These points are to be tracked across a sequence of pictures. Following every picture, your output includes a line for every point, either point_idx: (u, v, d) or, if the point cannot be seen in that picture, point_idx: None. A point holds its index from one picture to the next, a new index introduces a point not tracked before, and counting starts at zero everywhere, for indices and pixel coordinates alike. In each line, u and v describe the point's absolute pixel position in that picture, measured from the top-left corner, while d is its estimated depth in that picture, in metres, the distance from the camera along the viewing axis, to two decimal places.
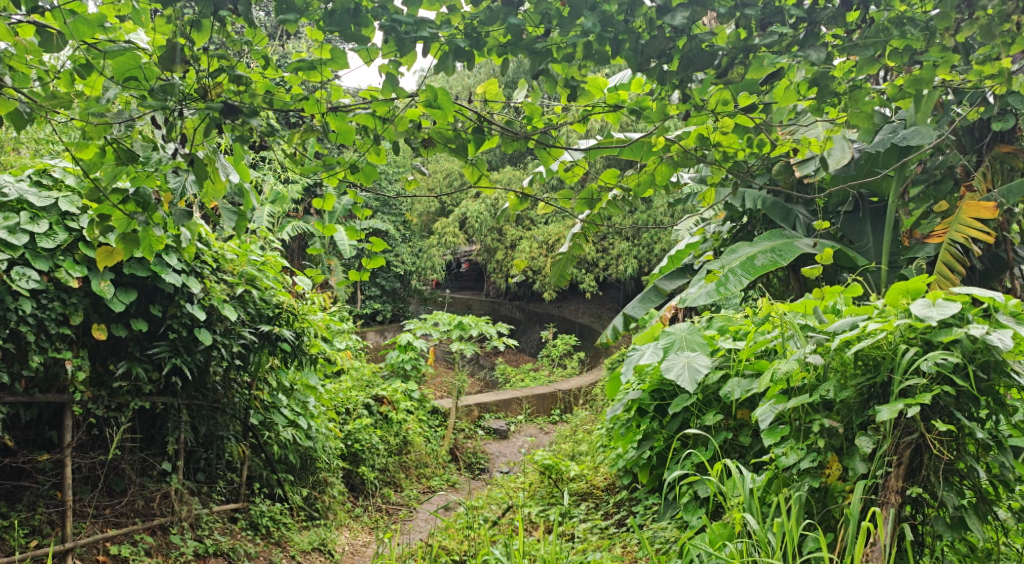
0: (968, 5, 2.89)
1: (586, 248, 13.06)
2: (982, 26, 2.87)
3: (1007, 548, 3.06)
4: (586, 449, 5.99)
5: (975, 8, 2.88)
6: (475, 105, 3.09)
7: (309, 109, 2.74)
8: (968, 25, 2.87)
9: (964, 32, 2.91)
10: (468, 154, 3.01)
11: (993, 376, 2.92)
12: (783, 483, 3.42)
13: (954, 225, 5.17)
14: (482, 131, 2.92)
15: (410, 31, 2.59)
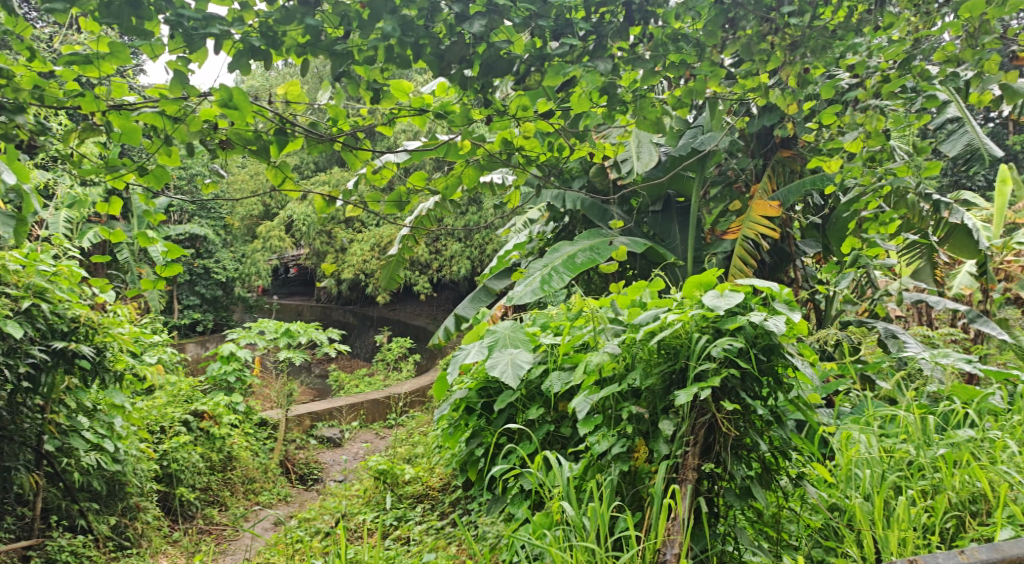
0: (731, 27, 3.15)
1: (419, 249, 13.07)
2: (743, 45, 3.18)
3: (789, 512, 3.41)
4: (422, 451, 5.99)
5: (737, 28, 3.17)
6: (277, 106, 3.06)
7: (86, 106, 2.63)
8: (731, 43, 3.17)
9: (728, 49, 3.21)
10: (270, 156, 2.99)
11: (772, 357, 3.27)
12: (597, 469, 3.59)
13: (746, 222, 5.60)
14: (285, 133, 2.90)
15: (198, 27, 2.64)
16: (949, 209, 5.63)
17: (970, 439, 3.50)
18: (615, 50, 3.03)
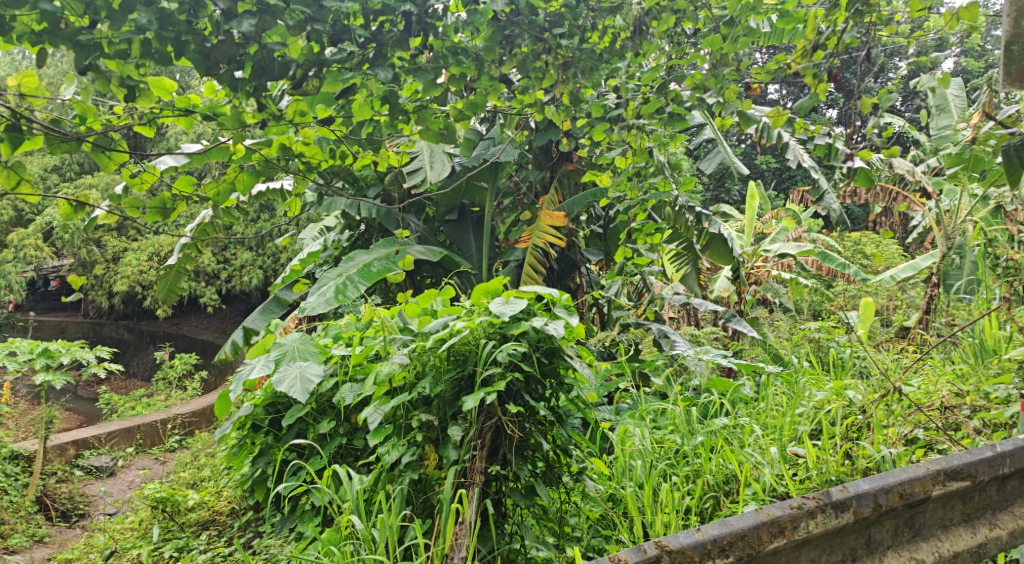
0: (508, 44, 3.33)
1: (204, 257, 12.39)
2: (520, 61, 3.36)
3: (572, 507, 3.55)
4: (207, 474, 5.65)
5: (514, 45, 3.35)
6: (11, 99, 2.82)
7: None
8: (509, 60, 3.34)
9: (506, 65, 3.37)
10: (1, 154, 2.74)
11: (553, 360, 3.43)
12: (388, 480, 3.55)
13: (535, 232, 5.81)
14: (17, 129, 2.69)
15: None
16: (709, 220, 6.21)
17: (724, 426, 3.91)
18: (396, 59, 3.08)
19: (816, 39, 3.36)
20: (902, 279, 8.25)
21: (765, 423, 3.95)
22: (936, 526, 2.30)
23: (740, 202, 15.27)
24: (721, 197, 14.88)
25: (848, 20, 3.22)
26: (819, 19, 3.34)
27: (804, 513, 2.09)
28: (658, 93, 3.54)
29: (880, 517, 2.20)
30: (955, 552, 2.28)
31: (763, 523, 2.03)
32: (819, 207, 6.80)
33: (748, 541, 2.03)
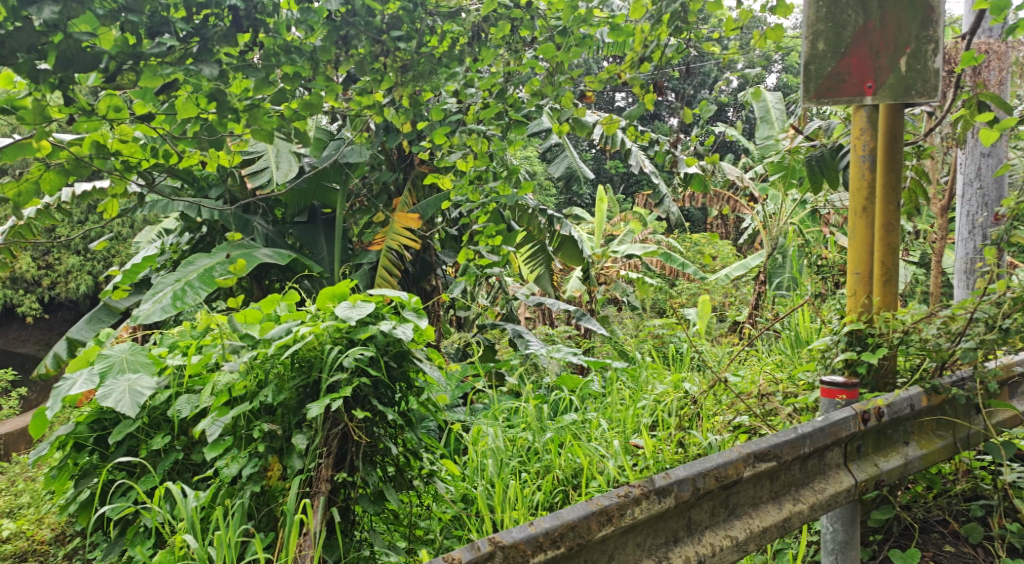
0: (344, 45, 3.29)
1: (22, 263, 11.50)
2: (357, 62, 3.33)
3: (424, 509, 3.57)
4: (27, 500, 5.21)
5: (350, 46, 3.33)
6: None
7: None
8: (346, 61, 3.32)
9: (343, 66, 3.32)
10: None
11: (402, 364, 3.41)
12: (227, 495, 3.35)
13: (390, 233, 5.82)
14: None
15: None
16: (560, 222, 6.47)
17: (574, 422, 4.09)
18: (223, 55, 3.00)
19: (642, 52, 3.57)
20: (736, 277, 8.77)
21: (611, 417, 4.13)
22: (747, 504, 2.46)
23: (587, 204, 15.73)
24: (571, 200, 15.30)
25: (670, 38, 3.48)
26: (646, 34, 3.54)
27: (630, 501, 2.15)
28: (496, 99, 3.64)
29: (699, 499, 2.31)
30: (763, 527, 2.46)
31: (594, 513, 2.06)
32: (658, 209, 7.16)
33: (580, 531, 2.06)
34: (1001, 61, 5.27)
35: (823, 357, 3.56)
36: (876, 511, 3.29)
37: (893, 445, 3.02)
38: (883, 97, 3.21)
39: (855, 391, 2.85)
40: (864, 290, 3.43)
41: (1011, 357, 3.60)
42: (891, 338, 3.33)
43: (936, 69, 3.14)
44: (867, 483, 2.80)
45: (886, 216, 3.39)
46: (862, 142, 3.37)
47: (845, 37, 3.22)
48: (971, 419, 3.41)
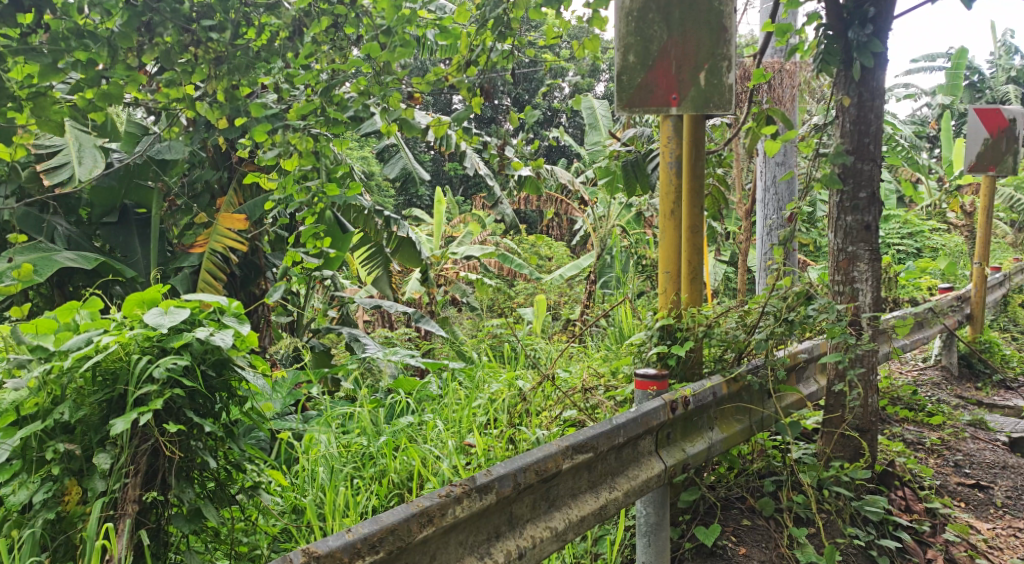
0: (147, 32, 3.06)
1: None
2: (162, 52, 3.13)
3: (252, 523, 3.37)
4: None
5: (154, 34, 3.10)
6: None
7: None
8: (150, 49, 3.09)
9: (146, 55, 3.10)
10: None
11: (222, 372, 3.14)
12: (14, 525, 2.87)
13: (213, 235, 5.50)
14: None
15: None
16: (397, 224, 6.25)
17: (410, 424, 4.01)
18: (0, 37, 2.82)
19: (468, 55, 3.54)
20: (570, 277, 9.00)
21: (447, 418, 4.07)
22: (566, 495, 2.51)
23: (427, 206, 15.72)
24: (411, 201, 15.25)
25: (494, 42, 3.52)
26: (470, 38, 3.55)
27: (452, 501, 2.12)
28: (320, 96, 3.38)
29: (520, 493, 2.33)
30: (582, 516, 2.52)
31: (415, 515, 2.02)
32: (493, 211, 7.20)
33: (400, 534, 2.02)
34: (793, 78, 5.72)
35: (640, 351, 3.71)
36: (683, 493, 3.46)
37: (698, 431, 3.21)
38: (685, 109, 3.37)
39: (664, 381, 3.00)
40: (673, 288, 3.60)
41: (797, 345, 3.91)
42: (696, 331, 3.55)
43: (730, 84, 3.35)
44: (675, 467, 2.95)
45: (691, 219, 3.62)
46: (670, 149, 3.53)
47: (652, 51, 3.38)
48: (764, 403, 3.66)
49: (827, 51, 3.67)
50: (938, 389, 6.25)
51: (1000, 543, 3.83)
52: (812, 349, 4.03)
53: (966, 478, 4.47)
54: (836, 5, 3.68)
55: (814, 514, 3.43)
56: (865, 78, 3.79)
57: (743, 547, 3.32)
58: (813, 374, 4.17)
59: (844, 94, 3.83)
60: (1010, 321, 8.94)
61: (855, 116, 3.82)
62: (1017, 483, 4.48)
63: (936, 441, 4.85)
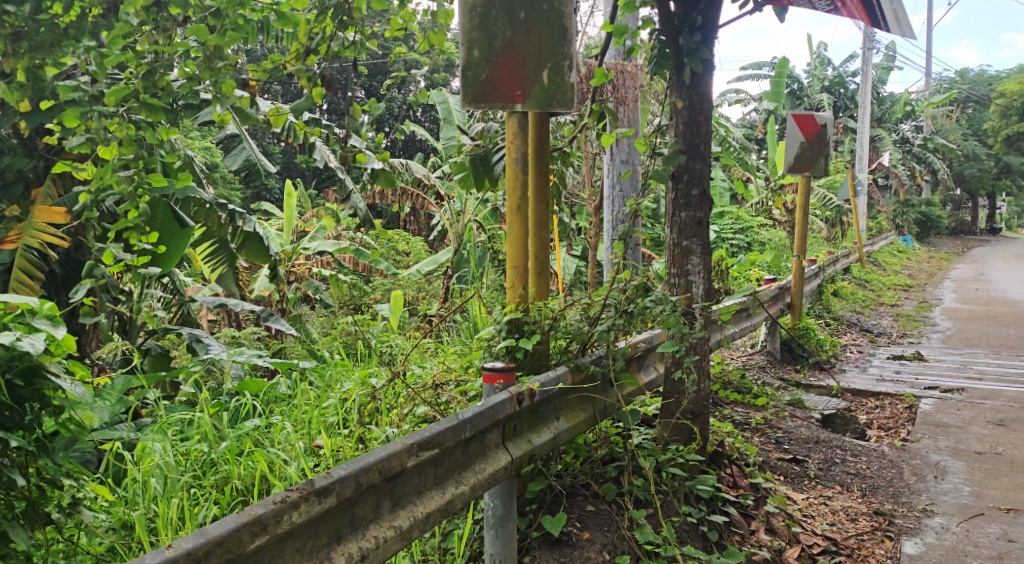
0: None
1: None
2: None
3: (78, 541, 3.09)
4: None
5: None
6: None
7: None
8: None
9: None
10: None
11: (32, 381, 2.77)
12: None
13: (27, 230, 5.06)
14: None
15: None
16: (243, 218, 5.92)
17: (255, 428, 3.84)
18: None
19: (308, 43, 3.47)
20: (426, 272, 8.94)
21: (295, 419, 3.92)
22: (411, 493, 2.47)
23: (276, 199, 15.22)
24: (259, 193, 14.73)
25: (335, 30, 3.41)
26: (309, 25, 3.46)
27: (288, 506, 2.05)
28: (142, 79, 3.12)
29: (362, 494, 2.27)
30: (427, 513, 2.49)
31: (245, 526, 1.94)
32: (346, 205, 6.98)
33: (229, 546, 1.93)
34: (635, 79, 5.91)
35: (489, 345, 3.70)
36: (531, 483, 3.50)
37: (544, 422, 3.26)
38: (529, 106, 3.39)
39: (511, 374, 3.02)
40: (521, 282, 3.62)
41: (637, 335, 4.08)
42: (542, 325, 3.59)
43: (572, 83, 3.42)
44: (521, 458, 2.97)
45: (538, 214, 3.64)
46: (516, 146, 3.53)
47: (496, 47, 3.38)
48: (606, 392, 3.79)
49: (659, 55, 3.88)
50: (763, 371, 6.68)
51: (813, 512, 4.14)
52: (650, 338, 4.20)
53: (785, 453, 4.79)
54: (667, 12, 3.87)
55: (652, 496, 3.59)
56: (695, 83, 3.95)
57: (586, 532, 3.42)
58: (651, 362, 4.33)
59: (677, 97, 3.98)
60: (826, 308, 9.69)
61: (687, 118, 3.97)
62: (827, 455, 4.85)
63: (760, 420, 5.18)
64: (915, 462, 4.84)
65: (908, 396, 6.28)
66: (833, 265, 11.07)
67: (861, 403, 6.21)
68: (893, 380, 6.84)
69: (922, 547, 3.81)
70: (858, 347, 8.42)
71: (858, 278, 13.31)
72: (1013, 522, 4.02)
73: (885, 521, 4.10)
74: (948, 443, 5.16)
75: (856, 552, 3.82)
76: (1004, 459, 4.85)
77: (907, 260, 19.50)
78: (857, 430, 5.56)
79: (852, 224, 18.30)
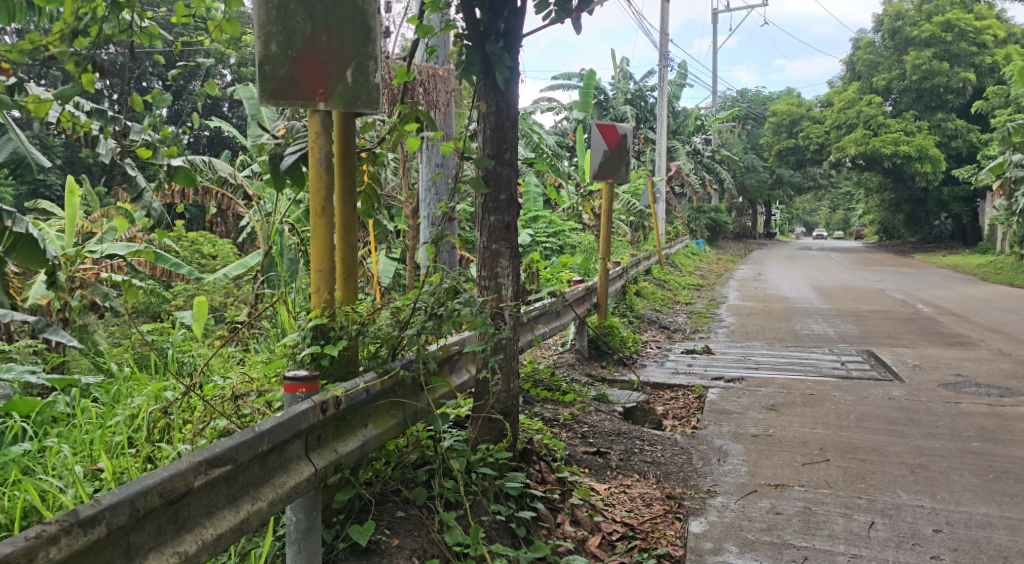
0: None
1: None
2: None
3: None
4: None
5: None
6: None
7: None
8: None
9: None
10: None
11: None
12: None
13: None
14: None
15: None
16: (13, 218, 5.35)
17: (25, 453, 3.50)
18: None
19: (74, 24, 3.20)
20: (232, 276, 8.52)
21: (75, 440, 3.61)
22: (199, 514, 2.38)
23: (58, 197, 13.95)
24: (38, 190, 13.43)
25: (106, 11, 3.21)
26: (76, 4, 3.20)
27: (44, 542, 1.97)
28: None
29: (138, 521, 2.19)
30: (217, 536, 2.41)
31: None
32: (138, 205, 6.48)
33: None
34: (447, 83, 5.94)
35: (293, 353, 3.55)
36: (338, 493, 3.39)
37: (352, 429, 3.20)
38: (332, 105, 3.31)
39: (314, 382, 2.94)
40: (326, 286, 3.51)
41: (448, 338, 4.11)
42: (351, 330, 3.49)
43: (377, 83, 3.37)
44: (326, 469, 2.90)
45: (345, 216, 3.53)
46: (318, 145, 3.43)
47: (295, 42, 3.30)
48: (417, 396, 3.77)
49: (467, 60, 3.87)
50: (572, 369, 6.93)
51: (613, 500, 4.35)
52: (461, 341, 4.23)
53: (589, 446, 4.99)
54: (474, 18, 3.91)
55: (461, 497, 3.63)
56: (502, 89, 4.04)
57: (395, 538, 3.40)
58: (463, 364, 4.36)
59: (484, 102, 4.05)
60: (629, 307, 10.22)
61: (495, 124, 4.06)
62: (627, 446, 5.11)
63: (568, 416, 5.38)
64: (702, 448, 5.21)
65: (698, 386, 6.75)
66: (635, 267, 11.71)
67: (658, 395, 6.60)
68: (686, 373, 7.33)
69: (706, 526, 4.10)
70: (657, 343, 8.95)
71: (657, 279, 14.15)
72: (781, 496, 4.42)
73: (676, 504, 4.37)
74: (730, 429, 5.59)
75: (650, 535, 4.06)
76: (776, 440, 5.33)
77: (700, 262, 20.96)
78: (654, 421, 5.90)
79: (652, 228, 19.41)
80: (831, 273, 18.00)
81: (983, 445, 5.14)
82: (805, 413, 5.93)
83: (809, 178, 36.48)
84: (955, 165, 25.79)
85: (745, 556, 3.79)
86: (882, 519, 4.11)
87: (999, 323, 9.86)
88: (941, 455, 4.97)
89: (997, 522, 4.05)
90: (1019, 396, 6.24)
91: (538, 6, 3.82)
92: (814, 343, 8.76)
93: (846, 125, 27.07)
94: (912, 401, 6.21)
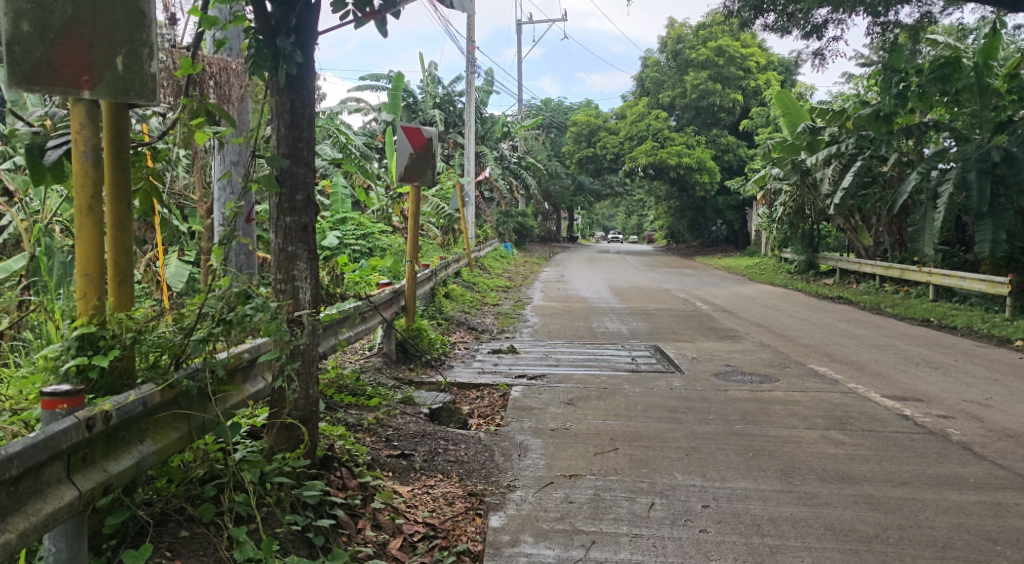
0: None
1: None
2: None
3: None
4: None
5: None
6: None
7: None
8: None
9: None
10: None
11: None
12: None
13: None
14: None
15: None
16: None
17: None
18: None
19: None
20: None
21: None
22: None
23: None
24: None
25: None
26: None
27: None
28: None
29: None
30: None
31: None
32: None
33: None
34: (240, 77, 5.66)
35: (55, 366, 3.23)
36: (110, 516, 3.14)
37: (125, 445, 2.98)
38: (100, 94, 3.07)
39: (78, 398, 2.69)
40: (95, 291, 3.23)
41: (240, 345, 3.92)
42: (124, 338, 3.24)
43: (152, 73, 3.17)
44: (92, 490, 2.71)
45: (118, 215, 3.28)
46: (83, 137, 3.14)
47: (52, 24, 3.01)
48: (204, 407, 3.55)
49: (257, 55, 3.68)
50: (378, 373, 6.85)
51: (416, 502, 4.34)
52: (254, 348, 4.05)
53: (393, 449, 4.95)
54: (263, 11, 3.74)
55: (253, 511, 3.48)
56: (296, 87, 3.93)
57: (177, 561, 3.19)
58: (258, 371, 4.18)
59: (277, 98, 3.91)
60: (439, 309, 10.23)
61: (289, 122, 3.93)
62: (431, 447, 5.11)
63: (372, 421, 5.29)
64: (504, 444, 5.31)
65: (502, 385, 6.88)
66: (443, 269, 11.76)
67: (464, 395, 6.66)
68: (491, 372, 7.44)
69: (505, 519, 4.19)
70: (464, 344, 9.03)
71: (466, 281, 14.31)
72: (574, 485, 4.60)
73: (477, 501, 4.43)
74: (530, 425, 5.74)
75: (452, 533, 4.08)
76: (571, 433, 5.54)
77: (507, 265, 21.45)
78: (459, 420, 5.95)
79: (461, 231, 19.63)
80: (624, 274, 19.10)
81: (745, 427, 5.62)
82: (599, 406, 6.21)
83: (605, 186, 38.44)
84: (727, 176, 28.19)
85: (539, 545, 3.91)
86: (660, 500, 4.38)
87: (764, 318, 10.85)
88: (711, 438, 5.38)
89: (754, 494, 4.43)
90: (775, 382, 6.89)
91: (335, 5, 3.74)
92: (608, 340, 9.21)
93: (638, 136, 28.82)
94: (689, 391, 6.67)
